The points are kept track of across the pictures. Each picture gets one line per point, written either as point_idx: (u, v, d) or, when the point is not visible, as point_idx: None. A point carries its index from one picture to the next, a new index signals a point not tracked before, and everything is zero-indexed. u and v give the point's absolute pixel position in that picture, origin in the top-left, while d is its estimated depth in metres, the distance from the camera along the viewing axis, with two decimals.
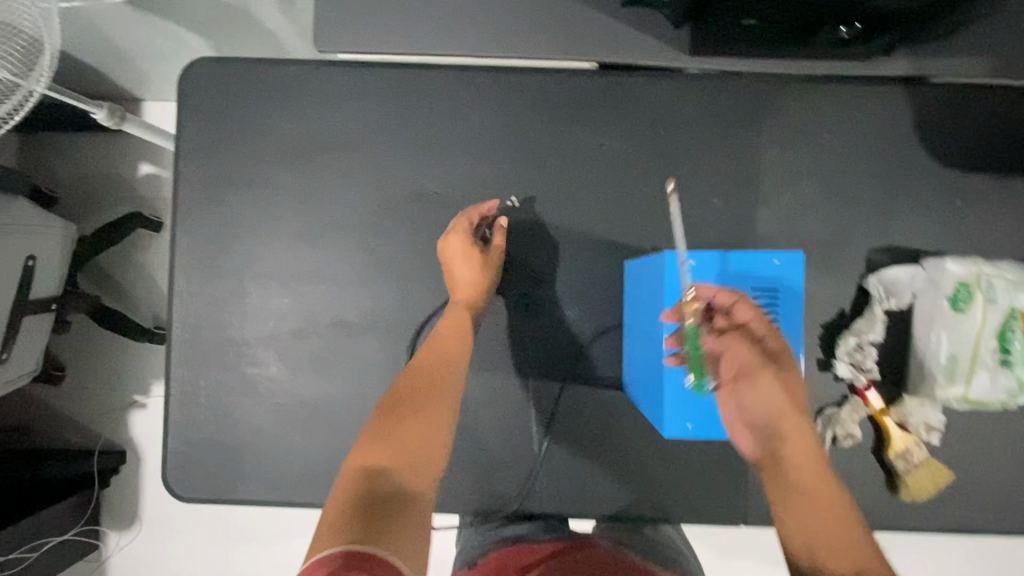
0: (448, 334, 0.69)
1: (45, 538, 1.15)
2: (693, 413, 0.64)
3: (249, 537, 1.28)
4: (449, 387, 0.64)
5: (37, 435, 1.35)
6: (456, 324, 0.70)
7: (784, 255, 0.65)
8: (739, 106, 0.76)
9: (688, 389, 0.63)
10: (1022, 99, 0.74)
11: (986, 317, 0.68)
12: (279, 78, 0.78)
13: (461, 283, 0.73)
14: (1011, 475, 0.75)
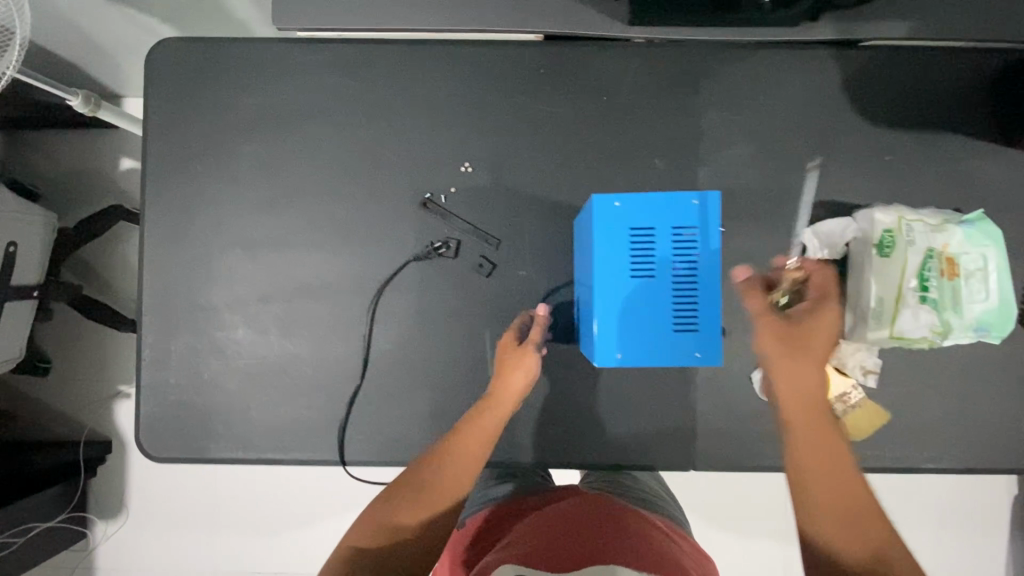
0: (476, 445, 0.71)
1: (30, 525, 1.30)
2: (623, 343, 0.61)
3: (244, 515, 1.45)
4: (458, 479, 0.70)
5: (30, 427, 1.48)
6: (487, 437, 0.72)
7: (703, 194, 0.59)
8: (679, 71, 0.81)
9: (614, 322, 0.61)
10: (940, 62, 0.80)
11: (908, 261, 0.72)
12: (238, 56, 0.81)
13: (507, 388, 0.74)
14: (944, 413, 0.80)
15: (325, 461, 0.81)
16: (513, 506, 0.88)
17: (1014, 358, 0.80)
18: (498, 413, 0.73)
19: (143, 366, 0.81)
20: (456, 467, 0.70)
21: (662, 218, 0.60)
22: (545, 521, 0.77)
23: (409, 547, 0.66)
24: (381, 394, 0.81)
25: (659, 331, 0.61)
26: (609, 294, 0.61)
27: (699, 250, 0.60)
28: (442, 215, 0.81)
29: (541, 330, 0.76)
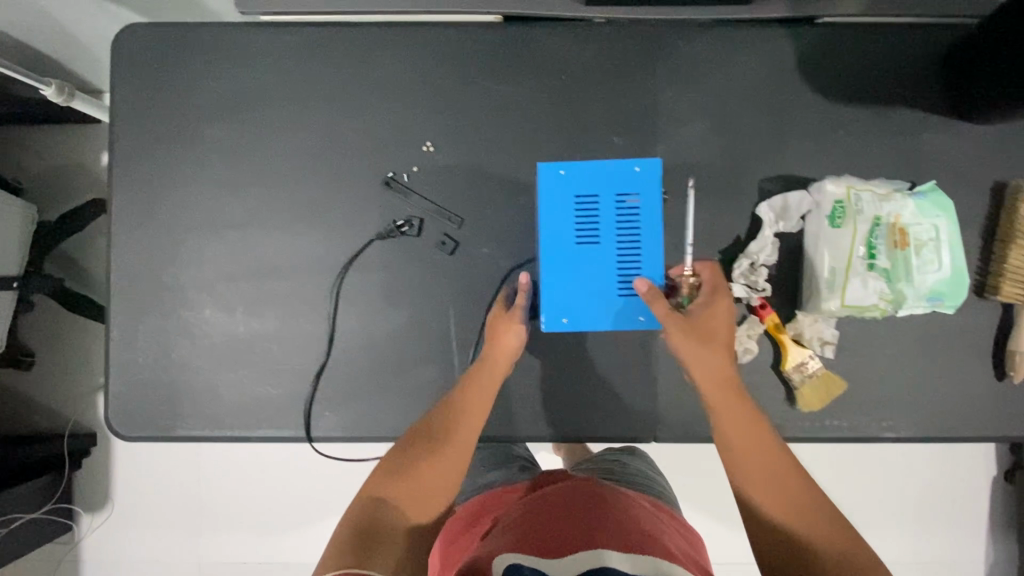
0: (480, 402, 0.74)
1: (13, 515, 1.27)
2: (569, 309, 0.71)
3: (223, 512, 1.39)
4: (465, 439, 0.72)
5: (12, 420, 1.47)
6: (490, 391, 0.75)
7: (644, 162, 0.69)
8: (636, 50, 0.82)
9: (562, 286, 0.71)
10: (894, 36, 0.81)
11: (857, 230, 0.76)
12: (203, 40, 0.83)
13: (502, 348, 0.76)
14: (901, 384, 0.81)
15: (291, 438, 0.82)
16: (503, 493, 0.81)
17: (969, 327, 0.81)
18: (497, 370, 0.76)
19: (115, 346, 0.83)
20: (466, 421, 0.73)
21: (606, 189, 0.70)
22: (539, 502, 0.70)
23: (427, 495, 0.68)
24: (346, 371, 0.82)
25: (603, 292, 0.71)
26: (559, 258, 0.71)
27: (642, 213, 0.70)
28: (405, 193, 0.82)
29: (523, 298, 0.77)
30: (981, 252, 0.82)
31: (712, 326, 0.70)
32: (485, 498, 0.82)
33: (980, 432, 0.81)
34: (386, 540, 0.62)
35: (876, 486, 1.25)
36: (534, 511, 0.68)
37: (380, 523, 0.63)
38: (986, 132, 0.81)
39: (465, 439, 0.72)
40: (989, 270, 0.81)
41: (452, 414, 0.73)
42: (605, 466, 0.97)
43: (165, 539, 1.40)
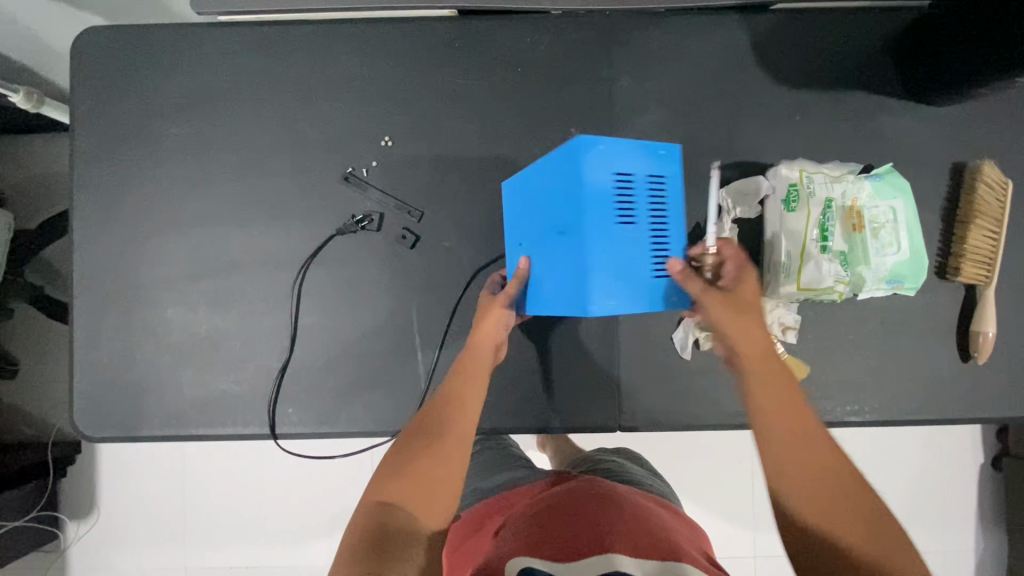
0: (472, 386, 0.73)
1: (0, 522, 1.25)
2: (612, 292, 0.60)
3: (209, 517, 1.36)
4: (462, 430, 0.70)
5: None
6: (481, 383, 0.74)
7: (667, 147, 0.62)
8: (591, 39, 0.82)
9: (604, 267, 0.59)
10: (847, 20, 0.82)
11: (812, 213, 0.77)
12: (161, 41, 0.83)
13: (487, 331, 0.75)
14: (866, 366, 0.81)
15: (256, 435, 0.82)
16: (510, 496, 0.75)
17: (932, 310, 0.81)
18: (483, 351, 0.75)
19: (77, 347, 0.83)
20: (462, 408, 0.71)
21: (638, 168, 0.61)
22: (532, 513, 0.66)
23: (434, 491, 0.65)
24: (309, 367, 0.82)
25: (640, 278, 0.61)
26: (599, 238, 0.58)
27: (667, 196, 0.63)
28: (364, 188, 0.83)
29: (518, 285, 0.71)
30: (942, 234, 0.81)
31: (743, 300, 0.66)
32: (486, 503, 0.77)
33: (946, 414, 0.81)
34: (404, 544, 0.59)
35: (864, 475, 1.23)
36: (554, 516, 0.63)
37: (392, 526, 0.61)
38: (941, 113, 0.81)
39: (463, 426, 0.71)
40: (951, 252, 0.80)
41: (446, 403, 0.71)
42: (596, 461, 0.95)
43: (152, 547, 1.36)
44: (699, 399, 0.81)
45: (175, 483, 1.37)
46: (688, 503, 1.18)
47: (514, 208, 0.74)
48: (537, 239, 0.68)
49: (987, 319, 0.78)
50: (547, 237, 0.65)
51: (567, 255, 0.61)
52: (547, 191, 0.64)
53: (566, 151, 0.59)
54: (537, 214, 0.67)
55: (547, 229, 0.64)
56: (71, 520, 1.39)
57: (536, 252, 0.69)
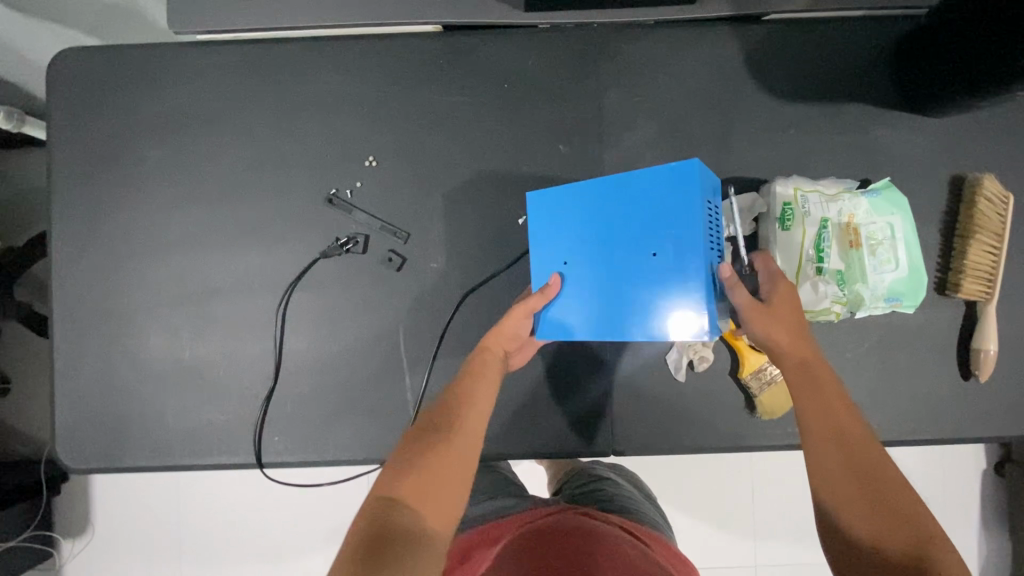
0: (484, 388, 0.68)
1: None
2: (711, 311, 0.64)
3: (204, 536, 1.33)
4: (473, 429, 0.63)
5: None
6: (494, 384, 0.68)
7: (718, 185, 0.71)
8: (579, 54, 0.80)
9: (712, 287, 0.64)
10: (842, 30, 0.79)
11: (806, 233, 0.75)
12: (138, 62, 0.81)
13: (502, 333, 0.71)
14: (865, 386, 0.79)
15: (242, 464, 0.80)
16: (494, 526, 0.71)
17: (931, 327, 0.79)
18: (494, 355, 0.71)
19: (58, 377, 0.81)
20: (471, 410, 0.65)
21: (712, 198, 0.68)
22: (523, 550, 0.62)
23: (442, 490, 0.57)
24: (295, 393, 0.80)
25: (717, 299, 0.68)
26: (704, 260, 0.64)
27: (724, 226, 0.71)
28: (348, 210, 0.81)
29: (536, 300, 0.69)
30: (941, 248, 0.79)
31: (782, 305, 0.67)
32: (465, 537, 0.72)
33: (945, 433, 0.79)
34: (406, 547, 0.52)
35: None
36: (543, 551, 0.60)
37: (394, 524, 0.53)
38: (939, 125, 0.79)
39: (474, 428, 0.64)
40: (950, 267, 0.78)
41: (455, 402, 0.65)
42: (590, 478, 0.94)
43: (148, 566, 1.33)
44: (693, 422, 0.79)
45: (170, 501, 1.34)
46: (688, 519, 1.16)
47: (552, 218, 0.70)
48: (602, 258, 0.68)
49: (988, 336, 0.76)
50: (623, 257, 0.67)
51: (656, 278, 0.65)
52: (632, 212, 0.66)
53: (679, 173, 0.63)
54: (607, 233, 0.67)
55: (630, 250, 0.66)
56: (65, 539, 1.36)
57: (586, 272, 0.69)
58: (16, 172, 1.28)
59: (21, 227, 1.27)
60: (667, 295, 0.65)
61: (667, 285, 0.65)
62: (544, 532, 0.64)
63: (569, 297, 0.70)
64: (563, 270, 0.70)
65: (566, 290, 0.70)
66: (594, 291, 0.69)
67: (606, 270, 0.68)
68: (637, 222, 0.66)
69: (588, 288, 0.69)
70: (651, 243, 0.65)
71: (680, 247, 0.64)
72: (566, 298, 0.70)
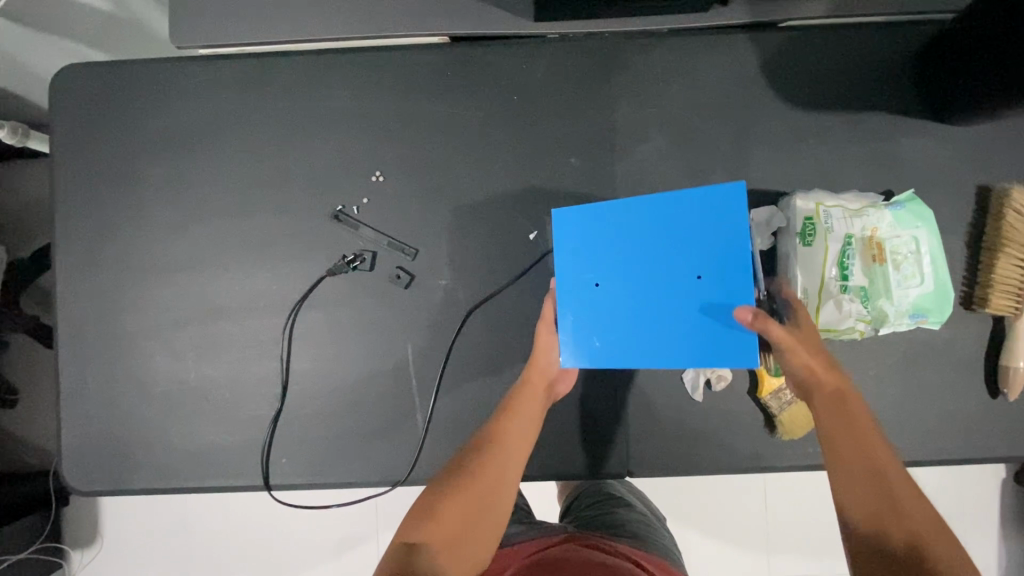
0: (519, 424, 0.71)
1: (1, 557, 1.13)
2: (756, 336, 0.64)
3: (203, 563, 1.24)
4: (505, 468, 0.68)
5: None
6: (530, 421, 0.71)
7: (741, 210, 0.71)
8: (589, 64, 0.78)
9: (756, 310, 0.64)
10: (862, 37, 0.77)
11: (829, 249, 0.72)
12: (140, 77, 0.80)
13: (539, 363, 0.73)
14: (889, 405, 0.77)
15: (249, 486, 0.79)
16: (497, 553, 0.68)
17: (957, 343, 0.76)
18: (535, 389, 0.73)
19: (63, 398, 0.80)
20: (507, 451, 0.69)
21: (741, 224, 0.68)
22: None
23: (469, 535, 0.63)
24: (301, 415, 0.79)
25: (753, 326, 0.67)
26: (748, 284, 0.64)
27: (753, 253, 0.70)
28: (354, 226, 0.79)
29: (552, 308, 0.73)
30: (967, 261, 0.77)
31: (807, 337, 0.67)
32: None
33: (972, 453, 0.76)
34: None
35: None
36: None
37: (419, 566, 0.58)
38: (963, 133, 0.76)
39: (507, 468, 0.68)
40: (977, 280, 0.76)
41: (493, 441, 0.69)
42: (600, 497, 0.92)
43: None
44: (710, 442, 0.77)
45: (177, 514, 1.24)
46: (701, 536, 1.14)
47: (584, 235, 0.67)
48: (641, 281, 0.66)
49: (1018, 352, 0.73)
50: (663, 280, 0.65)
51: (700, 302, 0.64)
52: (676, 234, 0.65)
53: (722, 197, 0.64)
54: (648, 255, 0.66)
55: (673, 272, 0.65)
56: (73, 550, 1.27)
57: (621, 294, 0.66)
58: (21, 182, 1.26)
59: (27, 240, 1.26)
60: (710, 320, 0.64)
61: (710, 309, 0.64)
62: (552, 562, 0.62)
63: (599, 321, 0.67)
64: (594, 292, 0.67)
65: (594, 311, 0.67)
66: (628, 315, 0.66)
67: (645, 293, 0.66)
68: (677, 245, 0.65)
69: (623, 312, 0.66)
70: (696, 265, 0.65)
71: (725, 272, 0.64)
72: (595, 322, 0.67)
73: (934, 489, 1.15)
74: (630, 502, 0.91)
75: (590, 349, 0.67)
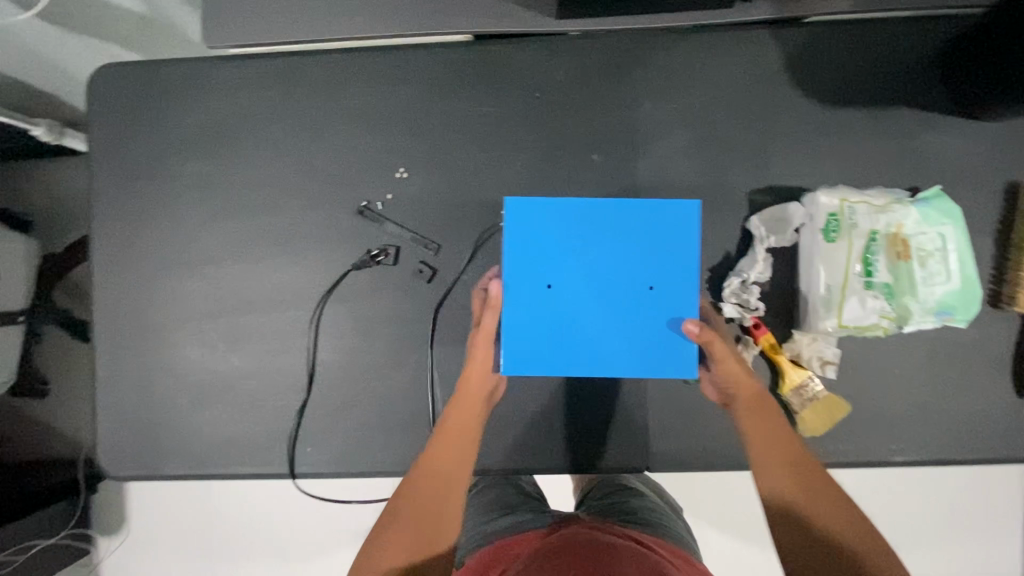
0: (455, 428, 0.72)
1: (31, 541, 1.18)
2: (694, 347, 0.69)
3: (220, 553, 1.26)
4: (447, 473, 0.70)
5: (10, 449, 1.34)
6: (469, 423, 0.73)
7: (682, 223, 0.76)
8: (612, 62, 0.78)
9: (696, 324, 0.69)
10: (886, 34, 0.76)
11: (852, 245, 0.72)
12: (173, 77, 0.82)
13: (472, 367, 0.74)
14: (912, 403, 0.76)
15: (275, 474, 0.81)
16: (513, 544, 0.67)
17: (984, 341, 0.75)
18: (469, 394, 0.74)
19: (99, 386, 0.83)
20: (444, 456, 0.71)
21: None
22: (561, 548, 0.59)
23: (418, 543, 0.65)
24: (326, 405, 0.81)
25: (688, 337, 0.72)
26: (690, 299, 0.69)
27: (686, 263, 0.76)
28: (379, 222, 0.80)
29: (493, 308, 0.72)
30: (994, 259, 0.76)
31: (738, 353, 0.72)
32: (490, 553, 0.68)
33: (997, 453, 0.76)
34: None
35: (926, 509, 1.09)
36: (579, 546, 0.58)
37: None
38: (991, 130, 0.75)
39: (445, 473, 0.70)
40: (1005, 278, 0.75)
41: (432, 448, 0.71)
42: (614, 490, 0.92)
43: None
44: (731, 439, 0.77)
45: (200, 503, 1.27)
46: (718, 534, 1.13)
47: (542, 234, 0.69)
48: (596, 285, 0.69)
49: None
50: (619, 286, 0.69)
51: (650, 311, 0.69)
52: (626, 244, 0.69)
53: (673, 214, 0.69)
54: (608, 260, 0.69)
55: (626, 281, 0.69)
56: (100, 537, 1.29)
57: (573, 297, 0.69)
58: (58, 178, 1.30)
59: (62, 235, 1.30)
60: (660, 328, 0.69)
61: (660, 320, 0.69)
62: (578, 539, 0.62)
63: (547, 323, 0.69)
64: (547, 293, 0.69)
65: (548, 311, 0.69)
66: (580, 319, 0.69)
67: (597, 299, 0.69)
68: (629, 255, 0.69)
69: (575, 315, 0.69)
70: (648, 276, 0.69)
71: (678, 287, 0.69)
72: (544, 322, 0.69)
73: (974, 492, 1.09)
74: (645, 492, 0.91)
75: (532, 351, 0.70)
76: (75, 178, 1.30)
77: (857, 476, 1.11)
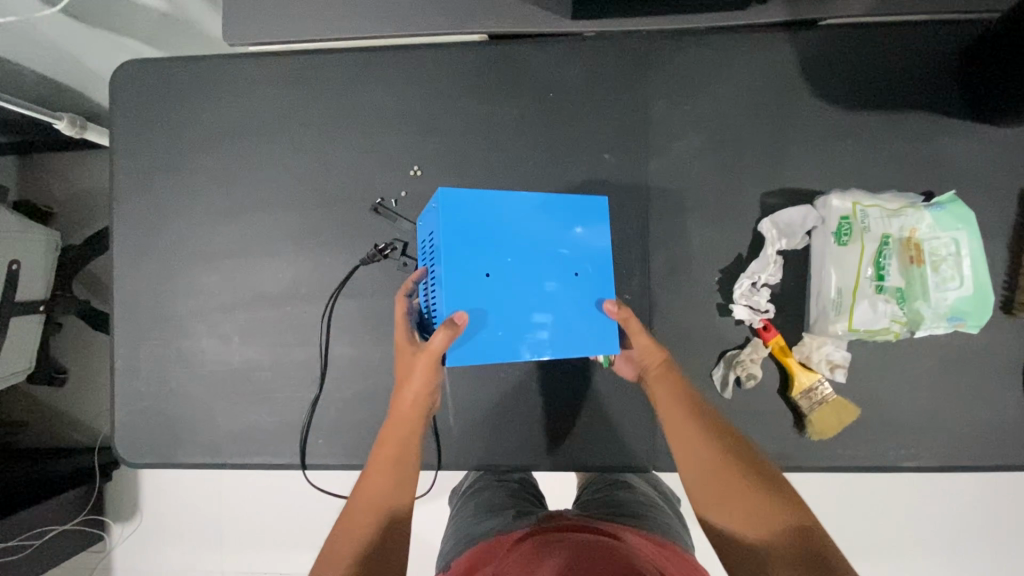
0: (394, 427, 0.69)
1: (46, 527, 1.18)
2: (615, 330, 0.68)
3: (229, 542, 1.28)
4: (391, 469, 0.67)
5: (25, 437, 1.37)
6: (404, 420, 0.69)
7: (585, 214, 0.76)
8: (626, 63, 0.79)
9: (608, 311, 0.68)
10: (902, 39, 0.76)
11: (865, 249, 0.72)
12: (194, 74, 0.84)
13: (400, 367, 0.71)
14: (922, 408, 0.76)
15: (287, 465, 0.82)
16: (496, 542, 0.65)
17: (996, 348, 0.75)
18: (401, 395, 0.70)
19: (118, 375, 0.85)
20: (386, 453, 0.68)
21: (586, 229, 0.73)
22: (549, 545, 0.58)
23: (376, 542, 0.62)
24: (339, 399, 0.82)
25: None
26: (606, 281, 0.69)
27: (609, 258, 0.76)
28: (391, 218, 0.81)
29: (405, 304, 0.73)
30: (1009, 265, 0.75)
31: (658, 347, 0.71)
32: (476, 547, 0.66)
33: (1009, 460, 0.75)
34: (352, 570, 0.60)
35: (933, 516, 1.09)
36: (573, 543, 0.57)
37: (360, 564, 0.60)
38: (1007, 136, 0.75)
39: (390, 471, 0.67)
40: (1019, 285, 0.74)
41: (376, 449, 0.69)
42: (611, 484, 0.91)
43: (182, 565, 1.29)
44: None
45: (211, 493, 1.29)
46: None
47: (465, 232, 0.62)
48: (528, 281, 0.65)
49: None
50: (550, 278, 0.65)
51: (578, 296, 0.67)
52: (553, 231, 0.66)
53: (587, 202, 0.68)
54: (535, 252, 0.65)
55: (555, 269, 0.66)
56: (114, 523, 1.32)
57: (506, 284, 0.64)
58: (81, 172, 1.33)
59: (84, 227, 1.32)
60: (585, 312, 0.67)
61: (585, 308, 0.67)
62: (569, 535, 0.60)
63: (491, 328, 0.63)
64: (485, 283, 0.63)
65: (484, 304, 0.63)
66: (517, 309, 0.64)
67: (531, 287, 0.65)
68: (556, 241, 0.66)
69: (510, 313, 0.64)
70: (574, 262, 0.67)
71: (599, 270, 0.68)
72: (489, 327, 0.63)
73: (981, 501, 1.08)
74: (636, 485, 0.90)
75: (488, 356, 0.63)
76: (96, 172, 1.33)
77: (865, 481, 1.10)
